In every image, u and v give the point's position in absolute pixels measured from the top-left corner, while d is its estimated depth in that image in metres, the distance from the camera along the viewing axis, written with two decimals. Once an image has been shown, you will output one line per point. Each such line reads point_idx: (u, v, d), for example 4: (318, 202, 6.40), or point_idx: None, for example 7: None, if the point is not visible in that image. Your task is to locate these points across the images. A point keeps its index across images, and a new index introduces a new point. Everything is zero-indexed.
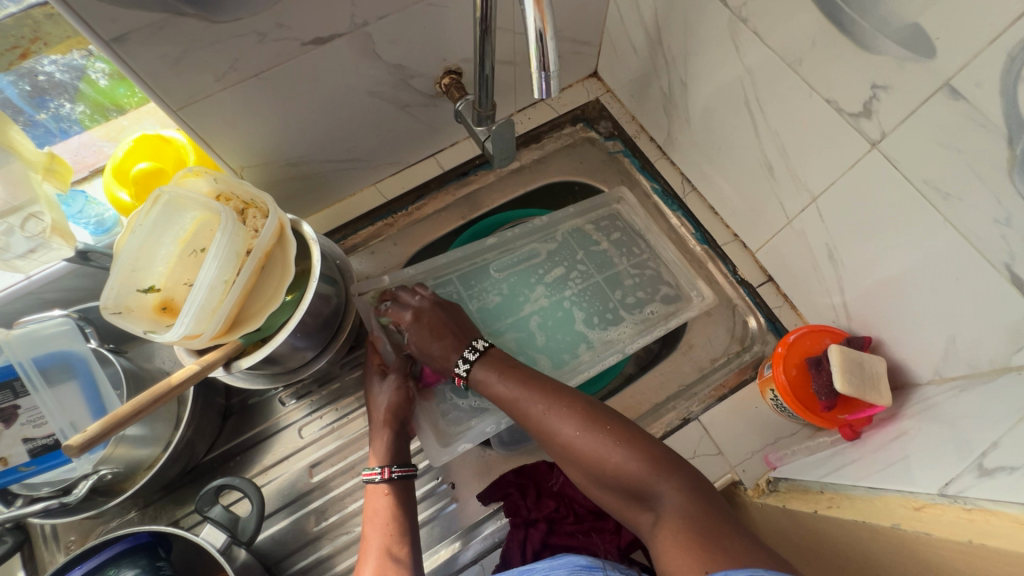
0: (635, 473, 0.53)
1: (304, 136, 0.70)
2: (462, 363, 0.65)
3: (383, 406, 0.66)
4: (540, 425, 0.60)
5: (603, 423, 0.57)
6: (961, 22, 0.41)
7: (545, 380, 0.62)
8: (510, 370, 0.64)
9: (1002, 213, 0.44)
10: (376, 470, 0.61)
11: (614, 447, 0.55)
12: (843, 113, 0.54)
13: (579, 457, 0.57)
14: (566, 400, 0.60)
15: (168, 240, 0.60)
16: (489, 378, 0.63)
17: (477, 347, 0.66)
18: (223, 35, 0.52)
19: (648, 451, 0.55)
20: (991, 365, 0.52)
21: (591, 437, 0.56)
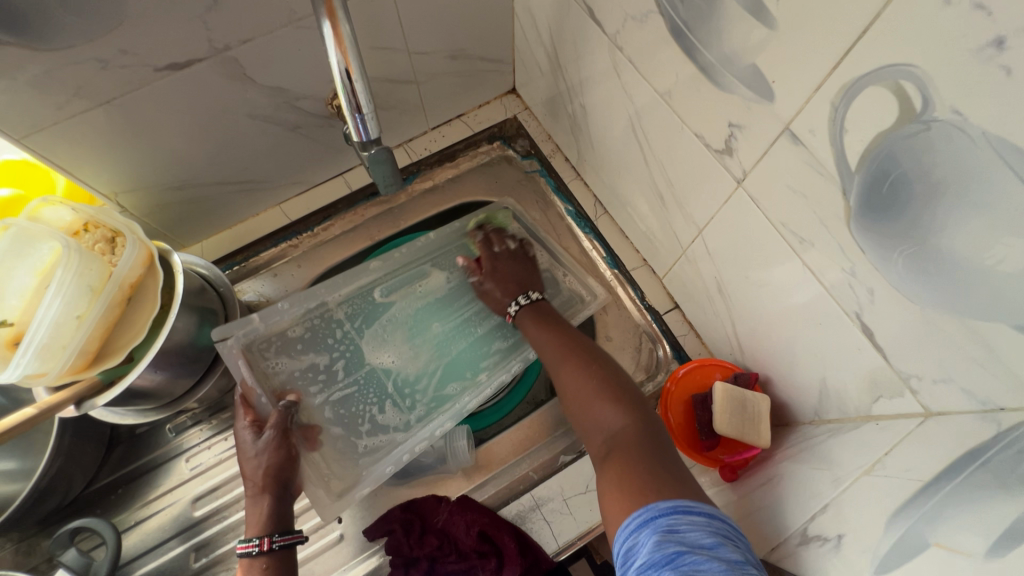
0: (610, 416, 0.55)
1: (183, 160, 0.67)
2: (513, 304, 0.70)
3: (258, 470, 0.59)
4: (551, 364, 0.64)
5: (602, 374, 0.60)
6: (789, 66, 0.39)
7: (572, 332, 0.66)
8: (550, 321, 0.68)
9: (846, 262, 0.43)
10: (253, 542, 0.55)
11: (605, 391, 0.57)
12: (710, 148, 0.52)
13: (569, 399, 0.60)
14: (580, 346, 0.63)
15: (23, 272, 0.57)
16: (528, 321, 0.68)
17: (530, 297, 0.70)
18: (56, 62, 0.49)
19: (630, 402, 0.56)
20: (857, 412, 0.50)
21: (589, 377, 0.59)
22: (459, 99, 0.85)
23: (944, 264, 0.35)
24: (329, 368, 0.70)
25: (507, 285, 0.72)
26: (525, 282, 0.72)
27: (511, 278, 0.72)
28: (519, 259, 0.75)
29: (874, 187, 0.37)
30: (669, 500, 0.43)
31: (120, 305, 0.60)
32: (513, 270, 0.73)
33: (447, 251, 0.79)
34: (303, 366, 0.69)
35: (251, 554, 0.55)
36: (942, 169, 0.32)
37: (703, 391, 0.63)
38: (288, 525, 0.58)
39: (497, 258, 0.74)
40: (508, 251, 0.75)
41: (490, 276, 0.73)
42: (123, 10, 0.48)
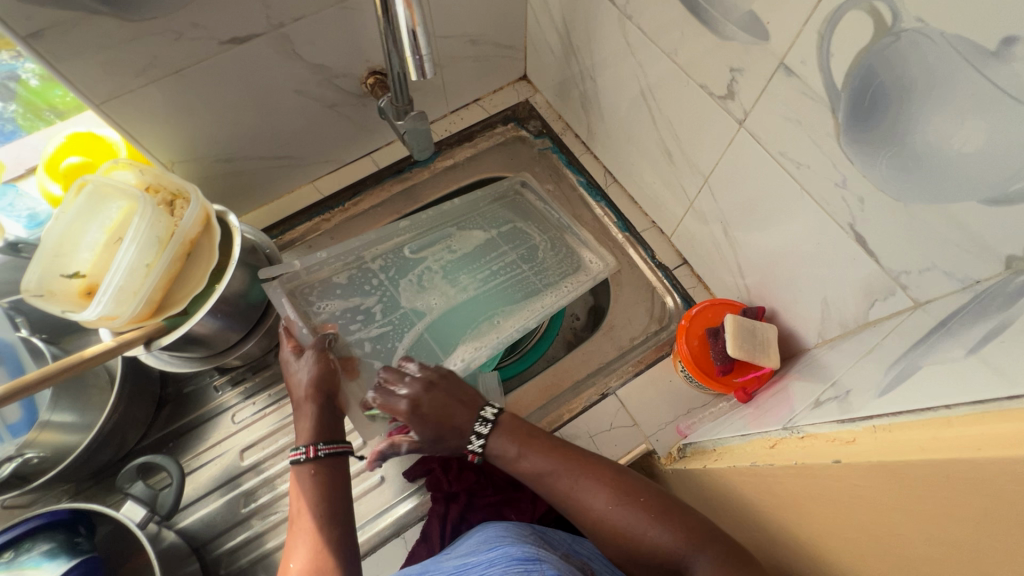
0: (672, 549, 0.49)
1: (234, 133, 0.74)
2: (473, 441, 0.57)
3: (303, 381, 0.64)
4: (567, 499, 0.54)
5: (638, 495, 0.52)
6: (780, 7, 0.46)
7: (570, 453, 0.56)
8: (529, 438, 0.57)
9: (838, 175, 0.49)
10: (300, 449, 0.59)
11: (653, 522, 0.50)
12: (714, 97, 0.59)
13: (611, 539, 0.52)
14: (591, 468, 0.54)
15: (95, 229, 0.63)
16: (506, 450, 0.56)
17: (487, 417, 0.58)
18: (139, 32, 0.56)
19: (683, 520, 0.50)
20: (855, 321, 0.56)
21: (626, 511, 0.51)
22: (476, 83, 0.93)
23: (919, 158, 0.42)
24: (369, 309, 0.75)
25: (450, 415, 0.58)
26: (450, 415, 0.58)
27: (447, 411, 0.58)
28: (443, 376, 0.61)
29: (858, 100, 0.44)
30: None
31: (181, 258, 0.65)
32: (443, 399, 0.58)
33: (466, 216, 0.85)
34: (339, 308, 0.75)
35: (299, 461, 0.59)
36: (911, 72, 0.39)
37: (715, 326, 0.69)
38: (334, 437, 0.61)
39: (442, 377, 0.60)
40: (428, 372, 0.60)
41: (425, 431, 0.57)
42: None
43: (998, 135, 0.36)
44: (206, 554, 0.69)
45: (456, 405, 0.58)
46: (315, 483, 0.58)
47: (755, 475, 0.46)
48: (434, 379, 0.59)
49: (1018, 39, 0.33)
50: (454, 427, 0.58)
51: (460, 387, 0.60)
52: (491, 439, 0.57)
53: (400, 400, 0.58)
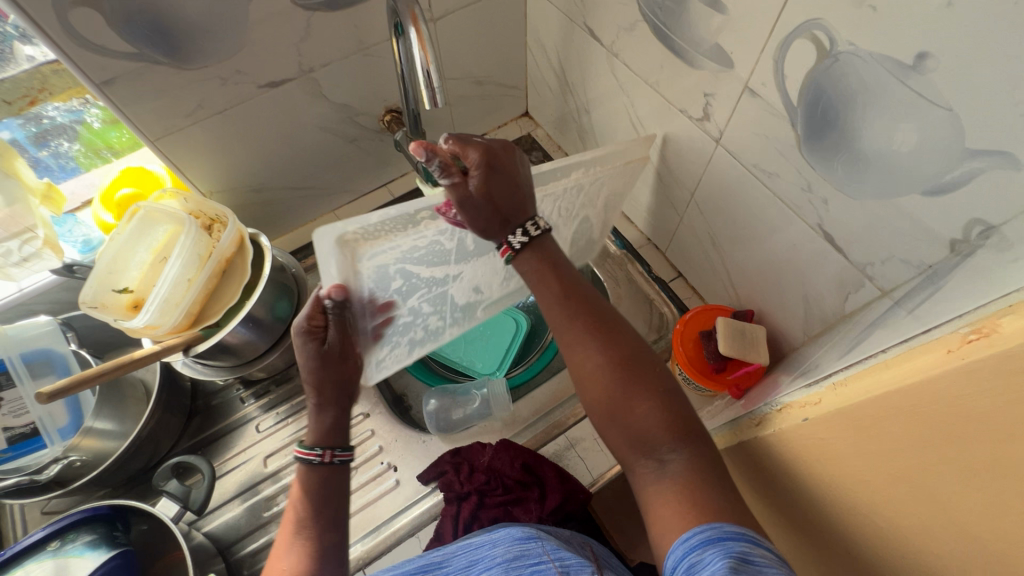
0: (656, 428, 0.45)
1: (265, 166, 0.82)
2: (518, 235, 0.52)
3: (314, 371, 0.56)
4: (571, 343, 0.50)
5: (649, 365, 0.48)
6: (739, 39, 0.54)
7: (599, 302, 0.51)
8: (554, 274, 0.52)
9: (803, 181, 0.55)
10: (314, 451, 0.53)
11: (650, 396, 0.46)
12: (693, 119, 0.66)
13: (594, 391, 0.48)
14: (613, 324, 0.50)
15: (143, 249, 0.71)
16: (533, 271, 0.52)
17: (537, 225, 0.53)
18: (191, 79, 0.65)
19: (684, 410, 0.46)
20: (834, 315, 0.61)
21: (631, 374, 0.47)
22: (482, 120, 1.02)
23: (867, 159, 0.48)
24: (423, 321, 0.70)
25: (500, 200, 0.52)
26: (509, 207, 0.52)
27: (508, 195, 0.52)
28: (509, 159, 0.52)
29: (811, 113, 0.50)
30: (735, 526, 0.40)
31: (217, 275, 0.72)
32: (504, 177, 0.52)
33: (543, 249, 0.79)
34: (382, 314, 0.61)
35: (310, 463, 0.52)
36: (850, 86, 0.46)
37: (707, 329, 0.74)
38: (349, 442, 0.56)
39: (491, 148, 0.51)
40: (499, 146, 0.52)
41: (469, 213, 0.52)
42: (244, 39, 0.65)
43: (926, 134, 0.42)
44: (230, 556, 0.73)
45: (514, 190, 0.52)
46: (322, 495, 0.52)
47: (747, 448, 0.49)
48: (506, 145, 0.53)
49: (928, 54, 0.40)
50: (512, 211, 0.52)
51: (523, 169, 0.54)
52: (518, 258, 0.53)
53: (470, 156, 0.50)
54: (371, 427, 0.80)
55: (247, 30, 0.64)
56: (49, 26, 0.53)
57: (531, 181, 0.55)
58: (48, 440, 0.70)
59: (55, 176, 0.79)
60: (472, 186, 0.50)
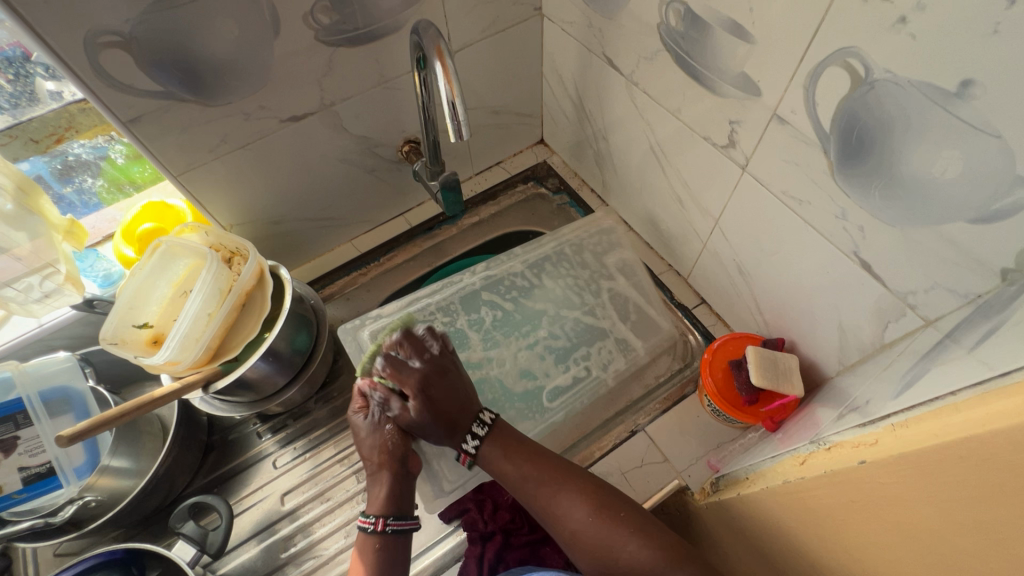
0: (646, 564, 0.55)
1: (285, 198, 0.82)
2: (469, 441, 0.64)
3: (374, 449, 0.65)
4: (548, 511, 0.60)
5: (617, 509, 0.59)
6: (767, 68, 0.53)
7: (552, 463, 0.62)
8: (512, 450, 0.63)
9: (837, 209, 0.54)
10: (370, 519, 0.62)
11: (630, 538, 0.56)
12: (717, 147, 0.66)
13: (581, 546, 0.58)
14: (575, 481, 0.61)
15: (164, 284, 0.70)
16: (495, 455, 0.63)
17: (484, 420, 0.65)
18: (216, 114, 0.66)
19: (661, 540, 0.56)
20: (873, 344, 0.59)
21: (604, 526, 0.57)
22: (499, 148, 1.03)
23: (908, 187, 0.46)
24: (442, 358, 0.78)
25: (451, 414, 0.64)
26: (460, 406, 0.65)
27: (452, 402, 0.64)
28: (440, 373, 0.65)
29: (845, 141, 0.50)
30: None
31: (237, 309, 0.71)
32: (444, 388, 0.65)
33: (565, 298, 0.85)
34: None
35: (367, 531, 0.61)
36: (888, 113, 0.45)
37: (737, 358, 0.72)
38: (404, 510, 0.63)
39: (427, 367, 0.65)
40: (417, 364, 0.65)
41: (422, 401, 0.63)
42: (268, 75, 0.65)
43: (972, 162, 0.41)
44: None
45: (459, 393, 0.65)
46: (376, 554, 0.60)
47: (790, 491, 0.46)
48: (439, 368, 0.66)
49: (974, 81, 0.39)
50: (461, 413, 0.64)
51: (461, 381, 0.67)
52: (486, 446, 0.63)
53: (405, 378, 0.64)
54: None
55: (271, 66, 0.65)
56: (78, 66, 0.54)
57: (468, 386, 0.67)
58: (64, 480, 0.68)
59: (78, 211, 0.80)
60: (411, 410, 0.63)
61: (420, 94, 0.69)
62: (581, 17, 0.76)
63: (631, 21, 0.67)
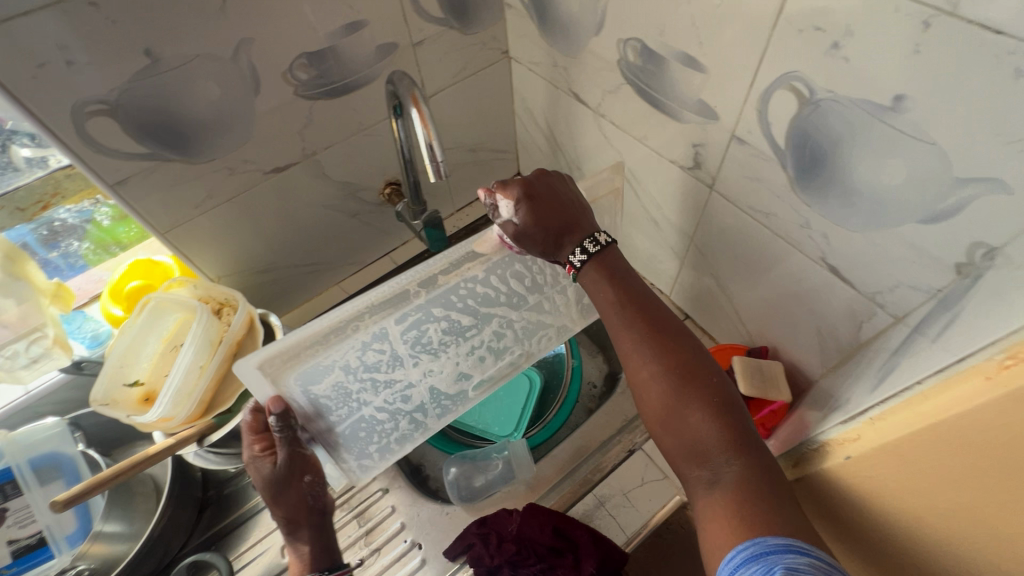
0: (707, 438, 0.45)
1: (270, 247, 0.84)
2: (576, 253, 0.54)
3: (291, 507, 0.58)
4: (624, 354, 0.51)
5: (707, 373, 0.48)
6: (720, 94, 0.57)
7: (656, 310, 0.52)
8: (617, 279, 0.53)
9: (801, 219, 0.57)
10: None
11: (704, 407, 0.46)
12: (685, 169, 0.69)
13: (641, 401, 0.49)
14: (668, 335, 0.50)
15: (153, 340, 0.70)
16: (597, 280, 0.53)
17: (599, 240, 0.54)
18: (201, 171, 0.68)
19: (738, 421, 0.45)
20: (850, 344, 0.61)
21: (679, 386, 0.47)
22: (478, 184, 1.06)
23: (861, 194, 0.50)
24: (373, 374, 0.59)
25: (560, 230, 0.54)
26: (572, 216, 0.55)
27: (558, 217, 0.54)
28: (546, 179, 0.56)
29: (799, 156, 0.53)
30: (782, 538, 0.38)
31: (228, 359, 0.71)
32: (558, 207, 0.54)
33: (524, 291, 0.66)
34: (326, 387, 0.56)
35: None
36: (835, 129, 0.48)
37: (724, 369, 0.74)
38: (335, 560, 0.59)
39: (535, 185, 0.55)
40: (546, 179, 0.56)
41: (530, 244, 0.55)
42: (250, 131, 0.68)
43: (915, 168, 0.44)
44: None
45: (566, 202, 0.55)
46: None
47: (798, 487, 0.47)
48: (542, 173, 0.56)
49: (905, 96, 0.42)
50: (570, 225, 0.54)
51: (560, 185, 0.57)
52: (586, 274, 0.54)
53: (510, 189, 0.53)
54: (391, 503, 0.77)
55: (253, 122, 0.68)
56: (64, 133, 0.56)
57: (580, 203, 0.57)
58: (55, 549, 0.67)
59: (64, 274, 0.80)
60: (519, 219, 0.53)
61: (397, 139, 0.71)
62: (546, 57, 0.80)
63: (592, 59, 0.71)
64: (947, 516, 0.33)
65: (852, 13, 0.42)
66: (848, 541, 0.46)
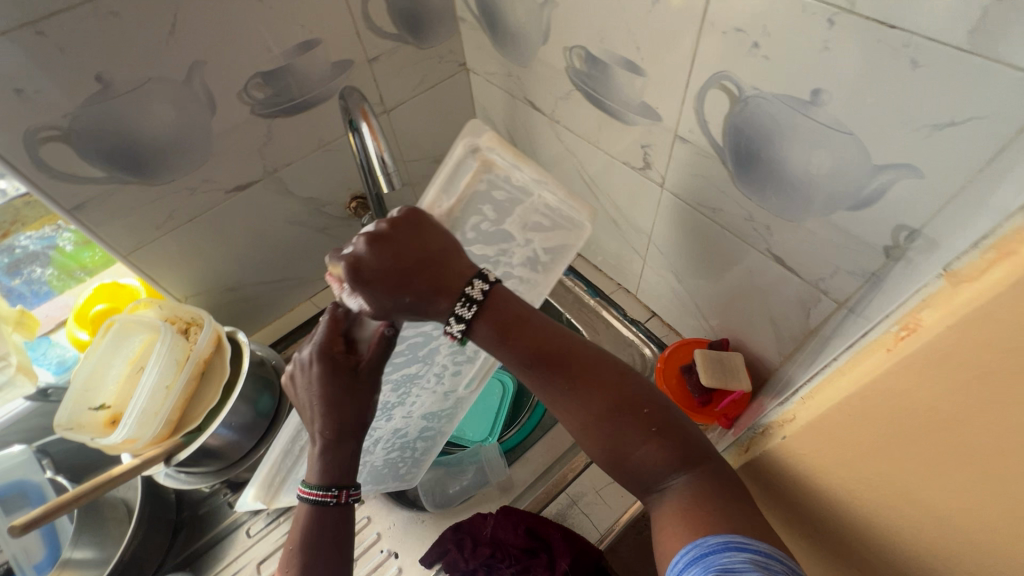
0: (651, 461, 0.44)
1: (237, 265, 0.84)
2: (453, 323, 0.47)
3: (343, 412, 0.50)
4: (549, 400, 0.47)
5: (639, 404, 0.45)
6: (660, 96, 0.60)
7: (572, 347, 0.47)
8: (519, 331, 0.47)
9: (745, 212, 0.59)
10: (331, 491, 0.49)
11: (641, 437, 0.44)
12: (636, 169, 0.71)
13: (581, 445, 0.46)
14: (591, 372, 0.46)
15: (119, 361, 0.71)
16: (491, 342, 0.47)
17: (473, 296, 0.47)
18: (160, 193, 0.69)
19: (680, 440, 0.44)
20: (802, 331, 0.63)
21: (612, 426, 0.44)
22: None
23: (794, 185, 0.52)
24: (391, 396, 0.63)
25: (423, 296, 0.47)
26: (437, 273, 0.47)
27: (409, 276, 0.47)
28: (388, 237, 0.48)
29: (736, 151, 0.55)
30: (735, 534, 0.38)
31: (195, 378, 0.71)
32: (388, 272, 0.47)
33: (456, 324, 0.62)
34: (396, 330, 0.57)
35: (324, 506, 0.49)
36: (764, 124, 0.50)
37: (688, 362, 0.75)
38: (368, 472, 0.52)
39: (372, 251, 0.48)
40: (385, 235, 0.48)
41: (396, 311, 0.49)
42: (209, 150, 0.69)
43: (837, 158, 0.47)
44: None
45: (415, 257, 0.48)
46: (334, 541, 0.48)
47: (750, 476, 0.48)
48: (389, 228, 0.49)
49: (821, 90, 0.44)
50: (434, 287, 0.47)
51: (411, 230, 0.49)
52: (478, 333, 0.48)
53: (356, 243, 0.48)
54: (367, 514, 0.77)
55: (211, 142, 0.69)
56: (18, 161, 0.57)
57: (452, 249, 0.49)
58: None
59: (28, 301, 0.80)
60: (367, 303, 0.48)
61: (355, 153, 0.73)
62: (500, 68, 0.82)
63: (543, 67, 0.73)
64: (873, 483, 0.35)
65: (766, 14, 0.45)
66: (784, 520, 0.47)
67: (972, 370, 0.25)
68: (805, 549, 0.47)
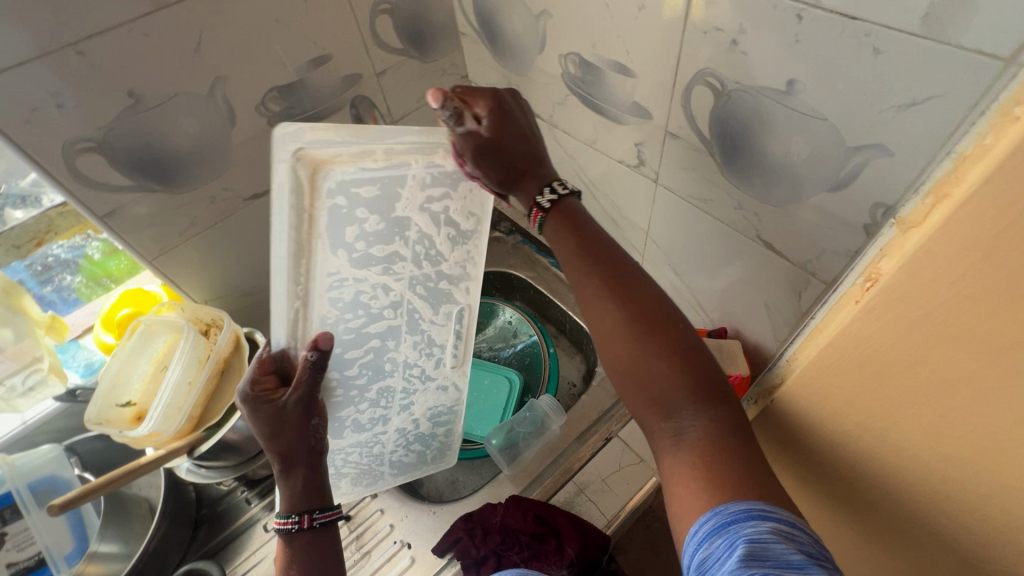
0: (671, 388, 0.46)
1: (253, 271, 0.88)
2: (547, 194, 0.51)
3: (284, 445, 0.54)
4: (585, 302, 0.50)
5: (669, 321, 0.48)
6: (650, 95, 0.64)
7: (613, 261, 0.50)
8: (581, 225, 0.51)
9: (734, 202, 0.63)
10: (292, 517, 0.54)
11: (667, 358, 0.46)
12: (631, 167, 0.75)
13: (607, 358, 0.49)
14: (631, 285, 0.49)
15: (145, 361, 0.75)
16: (559, 228, 0.51)
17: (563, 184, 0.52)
18: (183, 200, 0.73)
19: (701, 371, 0.47)
20: (794, 314, 0.66)
21: (645, 342, 0.47)
22: None
23: (777, 171, 0.55)
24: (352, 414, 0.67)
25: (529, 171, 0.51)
26: (538, 156, 0.51)
27: (525, 147, 0.50)
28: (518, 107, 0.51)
29: (723, 141, 0.58)
30: (765, 504, 0.40)
31: (215, 376, 0.75)
32: (520, 140, 0.50)
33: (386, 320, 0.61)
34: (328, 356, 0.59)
35: (291, 531, 0.53)
36: (746, 115, 0.54)
37: None
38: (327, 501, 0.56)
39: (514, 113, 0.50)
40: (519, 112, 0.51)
41: (487, 162, 0.50)
42: (229, 159, 0.74)
43: (813, 142, 0.50)
44: None
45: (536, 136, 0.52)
46: (315, 554, 0.53)
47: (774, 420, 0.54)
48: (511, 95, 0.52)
49: (796, 80, 0.48)
50: (533, 164, 0.51)
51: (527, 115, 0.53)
52: (552, 219, 0.52)
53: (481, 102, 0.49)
54: (379, 507, 0.79)
55: (231, 152, 0.73)
56: (57, 171, 0.61)
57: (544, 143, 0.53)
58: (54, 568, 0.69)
59: (59, 309, 0.84)
60: (488, 129, 0.48)
61: None
62: (500, 78, 0.87)
63: (540, 75, 0.78)
64: (881, 399, 0.41)
65: (742, 13, 0.49)
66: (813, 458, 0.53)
67: (928, 290, 0.33)
68: (805, 471, 0.57)
